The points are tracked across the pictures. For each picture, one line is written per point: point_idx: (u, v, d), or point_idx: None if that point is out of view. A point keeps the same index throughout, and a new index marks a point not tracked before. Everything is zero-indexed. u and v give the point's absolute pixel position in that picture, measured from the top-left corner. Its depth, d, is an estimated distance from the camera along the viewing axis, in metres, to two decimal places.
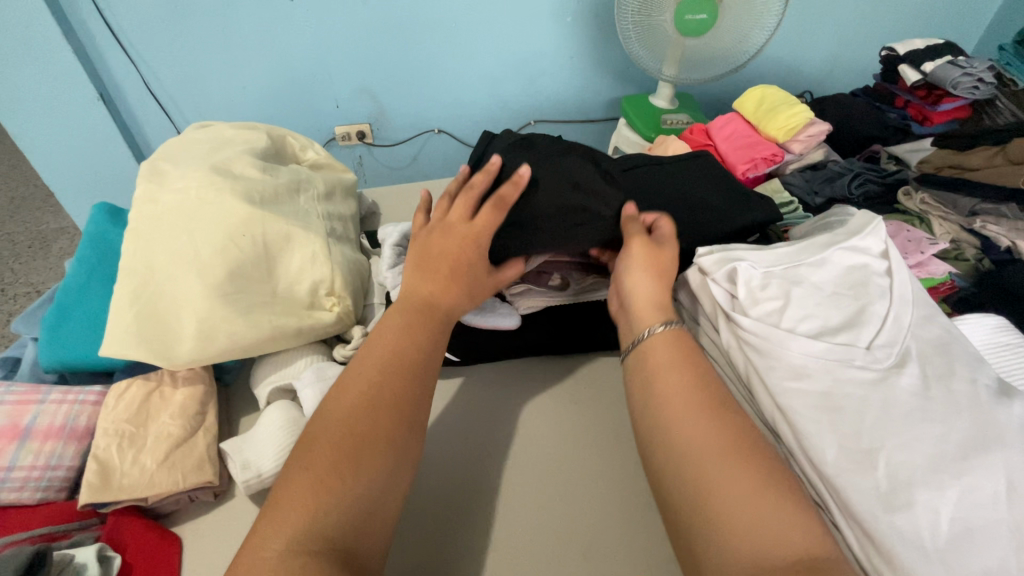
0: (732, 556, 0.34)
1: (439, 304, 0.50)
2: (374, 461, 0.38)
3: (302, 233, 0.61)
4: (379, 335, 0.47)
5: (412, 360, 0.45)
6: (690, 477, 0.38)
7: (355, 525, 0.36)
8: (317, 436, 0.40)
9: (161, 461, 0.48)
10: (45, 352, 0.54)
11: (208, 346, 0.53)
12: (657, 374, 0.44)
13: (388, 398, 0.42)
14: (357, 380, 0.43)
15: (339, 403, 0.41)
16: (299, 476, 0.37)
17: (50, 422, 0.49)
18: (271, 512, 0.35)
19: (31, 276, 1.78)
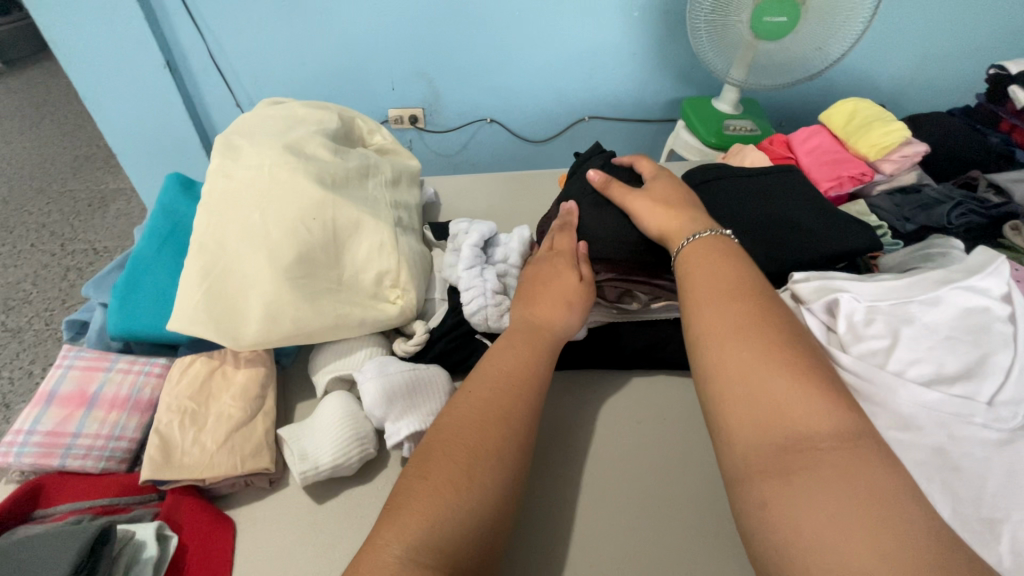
0: (740, 422, 0.36)
1: (550, 325, 0.51)
2: (486, 471, 0.38)
3: (371, 221, 0.59)
4: (490, 359, 0.47)
5: (525, 374, 0.46)
6: (710, 354, 0.40)
7: (468, 542, 0.35)
8: (435, 443, 0.40)
9: (221, 443, 0.47)
10: (112, 320, 0.54)
11: (271, 330, 0.52)
12: (692, 274, 0.47)
13: (500, 399, 0.43)
14: (474, 391, 0.43)
15: (459, 413, 0.42)
16: (419, 485, 0.37)
17: (116, 392, 0.50)
18: (390, 523, 0.35)
19: (89, 234, 1.84)
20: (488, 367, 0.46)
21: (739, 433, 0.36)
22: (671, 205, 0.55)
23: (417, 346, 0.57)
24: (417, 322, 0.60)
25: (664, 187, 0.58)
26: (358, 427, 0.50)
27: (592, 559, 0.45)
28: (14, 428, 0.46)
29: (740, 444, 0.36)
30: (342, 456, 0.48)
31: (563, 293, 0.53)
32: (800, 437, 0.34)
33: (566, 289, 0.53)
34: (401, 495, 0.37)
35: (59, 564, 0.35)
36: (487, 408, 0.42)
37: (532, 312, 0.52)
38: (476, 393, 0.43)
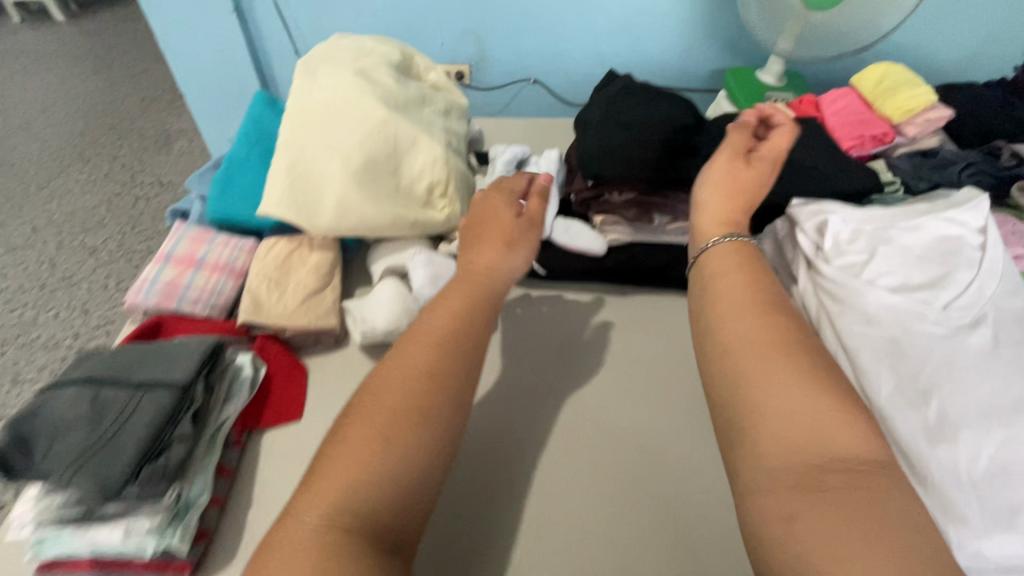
0: (773, 442, 0.37)
1: (486, 273, 0.50)
2: (409, 438, 0.38)
3: (426, 139, 0.68)
4: (421, 318, 0.46)
5: (455, 335, 0.44)
6: (728, 375, 0.41)
7: (386, 510, 0.36)
8: (353, 412, 0.40)
9: (299, 303, 0.58)
10: (212, 205, 0.65)
11: (341, 221, 0.62)
12: (717, 279, 0.47)
13: (420, 364, 0.42)
14: (405, 356, 0.42)
15: (386, 378, 0.41)
16: (334, 452, 0.37)
17: (218, 258, 0.61)
18: (303, 494, 0.36)
19: (155, 169, 2.01)
20: (422, 325, 0.45)
21: (769, 453, 0.36)
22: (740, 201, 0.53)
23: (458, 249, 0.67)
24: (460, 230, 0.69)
25: (756, 176, 0.54)
26: (407, 302, 0.60)
27: (591, 423, 0.56)
28: (143, 277, 0.59)
29: (773, 465, 0.36)
30: (393, 323, 0.59)
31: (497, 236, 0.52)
32: (835, 458, 0.36)
33: (501, 229, 0.53)
34: (319, 466, 0.37)
35: (198, 346, 0.48)
36: (406, 375, 0.41)
37: (469, 261, 0.51)
38: (396, 360, 0.42)
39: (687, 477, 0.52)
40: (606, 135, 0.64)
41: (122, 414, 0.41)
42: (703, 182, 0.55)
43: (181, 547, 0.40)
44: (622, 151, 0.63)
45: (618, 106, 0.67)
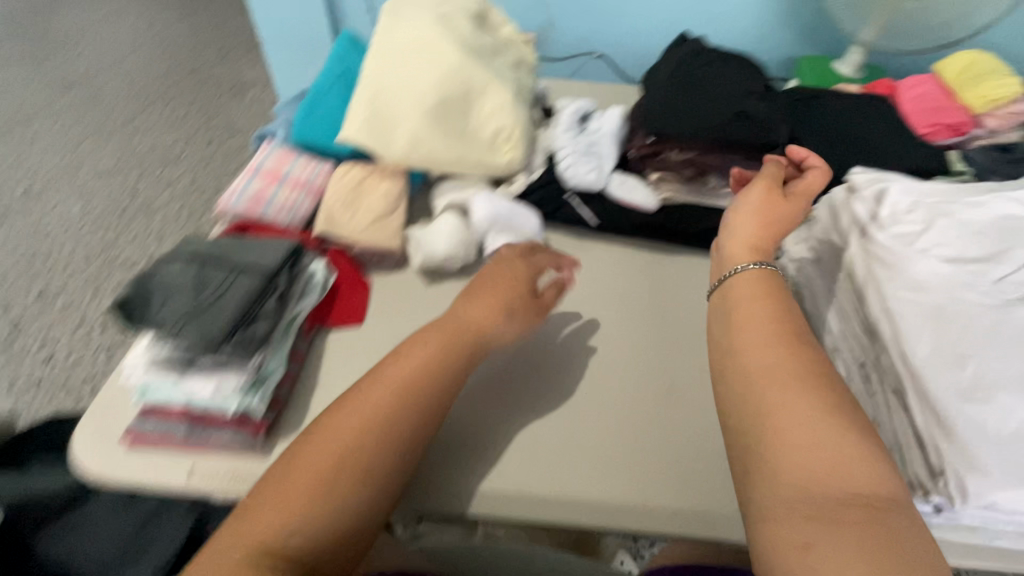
0: (788, 471, 0.38)
1: (473, 328, 0.49)
2: (349, 486, 0.40)
3: (497, 86, 0.71)
4: (390, 359, 0.47)
5: (422, 386, 0.45)
6: (750, 398, 0.42)
7: (311, 549, 0.38)
8: (297, 452, 0.41)
9: (367, 224, 0.63)
10: (295, 130, 0.71)
11: (413, 152, 0.67)
12: (736, 307, 0.47)
13: (374, 411, 0.43)
14: (366, 398, 0.44)
15: (342, 419, 0.43)
16: (273, 489, 0.40)
17: (300, 176, 0.67)
18: (234, 525, 0.38)
19: (228, 114, 2.12)
20: (391, 370, 0.46)
21: (784, 483, 0.38)
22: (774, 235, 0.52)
23: (515, 193, 0.71)
24: (519, 175, 0.73)
25: (794, 212, 0.53)
26: (464, 235, 0.64)
27: (625, 364, 0.58)
28: (235, 185, 0.65)
29: (777, 492, 0.38)
30: (448, 252, 0.62)
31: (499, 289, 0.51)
32: (849, 492, 0.37)
33: (498, 289, 0.51)
34: (251, 502, 0.39)
35: (281, 245, 0.53)
36: (356, 424, 0.42)
37: (464, 315, 0.50)
38: (353, 402, 0.44)
39: (710, 423, 0.54)
40: (672, 92, 0.68)
41: (221, 285, 0.47)
42: (736, 210, 0.54)
43: (254, 412, 0.47)
44: (685, 111, 0.66)
45: (690, 66, 0.71)
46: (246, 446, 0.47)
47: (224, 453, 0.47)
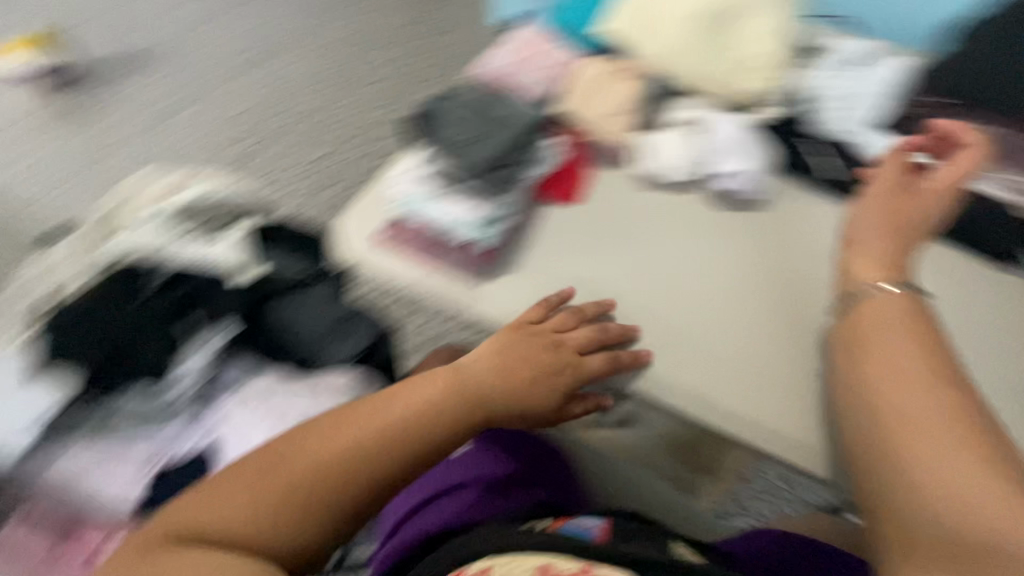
0: (931, 516, 0.39)
1: (457, 371, 0.52)
2: (322, 500, 0.44)
3: (771, 5, 0.68)
4: (400, 393, 0.50)
5: (419, 430, 0.48)
6: (880, 417, 0.44)
7: (260, 545, 0.42)
8: (268, 454, 0.46)
9: (600, 120, 0.66)
10: (557, 13, 0.76)
11: (664, 60, 0.70)
12: (866, 355, 0.48)
13: (349, 439, 0.46)
14: (358, 423, 0.48)
15: (335, 436, 0.47)
16: (244, 479, 0.44)
17: (550, 57, 0.72)
18: (203, 495, 0.44)
19: None
20: (399, 399, 0.50)
21: (925, 527, 0.39)
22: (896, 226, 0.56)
23: (754, 123, 0.66)
24: (765, 104, 0.68)
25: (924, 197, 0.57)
26: (690, 157, 0.64)
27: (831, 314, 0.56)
28: (497, 54, 0.74)
29: (926, 529, 0.38)
30: (671, 171, 0.63)
31: (523, 347, 0.53)
32: (994, 541, 0.35)
33: (503, 343, 0.54)
34: (201, 502, 0.44)
35: (528, 112, 0.63)
36: (339, 445, 0.46)
37: (483, 382, 0.51)
38: (328, 429, 0.47)
39: None
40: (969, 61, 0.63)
41: (479, 132, 0.60)
42: (861, 206, 0.58)
43: (483, 243, 0.56)
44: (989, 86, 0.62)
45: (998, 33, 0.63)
46: (466, 270, 0.56)
47: (448, 272, 0.56)
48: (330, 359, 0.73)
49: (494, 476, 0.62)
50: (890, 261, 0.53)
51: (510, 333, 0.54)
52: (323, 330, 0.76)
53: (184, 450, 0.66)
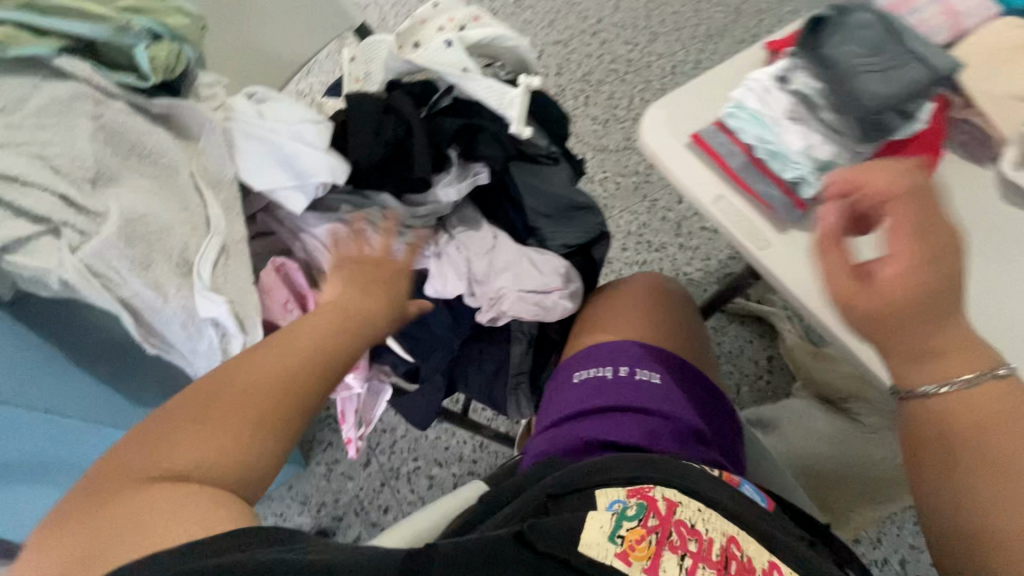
0: None
1: (344, 309, 0.56)
2: (269, 420, 0.46)
3: None
4: (310, 322, 0.53)
5: (337, 338, 0.53)
6: (978, 505, 0.46)
7: (237, 472, 0.43)
8: (177, 419, 0.44)
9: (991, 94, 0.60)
10: None
11: None
12: (963, 453, 0.47)
13: (269, 377, 0.47)
14: (262, 356, 0.49)
15: (246, 365, 0.48)
16: (174, 430, 0.44)
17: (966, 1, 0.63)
18: (132, 457, 0.42)
19: None
20: (297, 333, 0.51)
21: None
22: (922, 307, 0.46)
23: None
24: None
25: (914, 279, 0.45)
26: None
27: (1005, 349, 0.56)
28: None
29: None
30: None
31: (370, 283, 0.60)
32: None
33: (367, 284, 0.60)
34: (137, 445, 0.43)
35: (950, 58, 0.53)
36: (258, 377, 0.47)
37: (357, 303, 0.57)
38: (237, 373, 0.47)
39: None
40: None
41: (885, 65, 0.52)
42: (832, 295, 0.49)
43: (803, 193, 0.55)
44: None
45: None
46: (778, 207, 0.56)
47: (754, 199, 0.57)
48: (549, 242, 0.77)
49: (673, 419, 0.62)
50: (969, 348, 0.47)
51: (349, 275, 0.60)
52: (556, 211, 0.78)
53: None
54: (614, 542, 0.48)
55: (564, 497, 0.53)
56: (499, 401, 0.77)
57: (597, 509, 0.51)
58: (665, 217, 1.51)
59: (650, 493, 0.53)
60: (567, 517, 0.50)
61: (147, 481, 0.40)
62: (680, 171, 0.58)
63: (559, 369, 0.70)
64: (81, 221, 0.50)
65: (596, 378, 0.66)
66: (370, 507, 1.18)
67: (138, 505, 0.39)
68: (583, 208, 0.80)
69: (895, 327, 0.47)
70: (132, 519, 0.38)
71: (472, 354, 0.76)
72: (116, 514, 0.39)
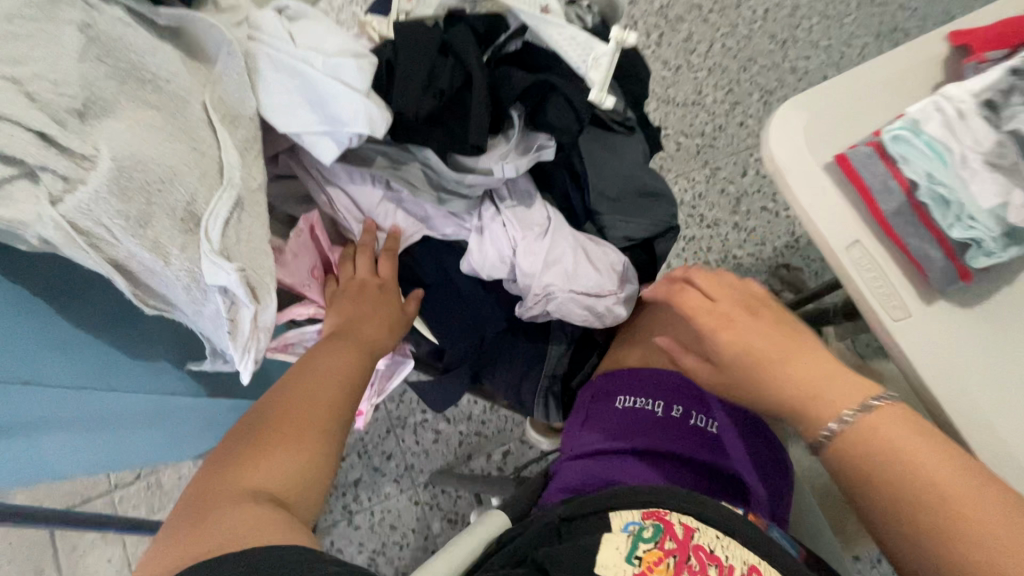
0: None
1: (360, 337, 0.60)
2: (320, 436, 0.47)
3: None
4: (329, 349, 0.56)
5: (356, 370, 0.55)
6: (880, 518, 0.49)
7: (303, 490, 0.43)
8: (241, 447, 0.44)
9: None
10: None
11: None
12: (856, 474, 0.49)
13: (327, 403, 0.50)
14: (299, 380, 0.51)
15: (287, 390, 0.49)
16: (241, 453, 0.44)
17: None
18: (208, 486, 0.41)
19: None
20: (320, 360, 0.54)
21: None
22: (771, 355, 0.54)
23: None
24: None
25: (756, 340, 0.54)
26: None
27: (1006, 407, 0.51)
28: None
29: None
30: None
31: (368, 305, 0.63)
32: None
33: (376, 310, 0.63)
34: (204, 479, 0.42)
35: None
36: (317, 400, 0.49)
37: (360, 324, 0.61)
38: (290, 397, 0.49)
39: None
40: None
41: None
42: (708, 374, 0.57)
43: (980, 263, 0.51)
44: None
45: None
46: (936, 275, 0.51)
47: (904, 254, 0.53)
48: (610, 231, 0.68)
49: (720, 463, 0.59)
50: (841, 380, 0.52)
51: (343, 301, 0.63)
52: (622, 196, 0.67)
53: (448, 233, 0.67)
54: (631, 563, 0.44)
55: (576, 519, 0.50)
56: (526, 401, 0.72)
57: (611, 530, 0.47)
58: (724, 191, 1.36)
59: (666, 514, 0.49)
60: (579, 540, 0.46)
61: (239, 498, 0.40)
62: (818, 206, 0.54)
63: (595, 393, 0.65)
64: (64, 165, 0.40)
65: (643, 412, 0.61)
66: (373, 451, 1.17)
67: (247, 519, 0.38)
68: (655, 195, 0.69)
69: (759, 377, 0.54)
70: (242, 533, 0.36)
71: (505, 351, 0.70)
72: (221, 534, 0.37)
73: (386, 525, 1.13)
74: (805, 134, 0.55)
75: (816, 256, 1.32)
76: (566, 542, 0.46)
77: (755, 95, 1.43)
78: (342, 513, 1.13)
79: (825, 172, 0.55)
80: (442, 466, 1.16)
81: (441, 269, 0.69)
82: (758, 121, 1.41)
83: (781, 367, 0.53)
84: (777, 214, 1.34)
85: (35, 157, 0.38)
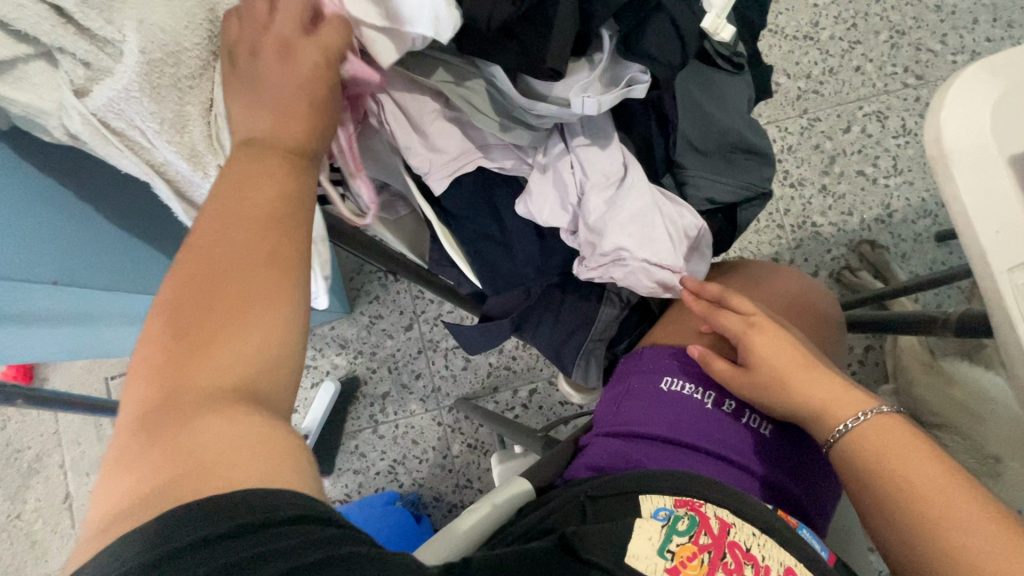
0: None
1: (280, 133, 0.39)
2: (275, 294, 0.35)
3: None
4: (253, 168, 0.38)
5: (299, 193, 0.38)
6: (871, 507, 0.48)
7: (270, 369, 0.34)
8: (184, 330, 0.33)
9: None
10: None
11: None
12: (856, 467, 0.49)
13: (272, 251, 0.36)
14: (228, 224, 0.36)
15: (224, 240, 0.35)
16: (175, 339, 0.33)
17: None
18: (150, 385, 0.32)
19: None
20: (244, 187, 0.37)
21: None
22: (800, 360, 0.54)
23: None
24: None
25: (784, 346, 0.55)
26: None
27: None
28: None
29: None
30: None
31: (300, 79, 0.39)
32: None
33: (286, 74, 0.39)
34: (151, 380, 0.32)
35: None
36: (254, 251, 0.35)
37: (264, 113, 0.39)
38: (214, 257, 0.35)
39: None
40: None
41: None
42: (735, 376, 0.55)
43: None
44: None
45: None
46: None
47: None
48: (690, 189, 0.59)
49: (752, 473, 0.55)
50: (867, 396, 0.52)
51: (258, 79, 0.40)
52: (714, 151, 0.58)
53: (506, 166, 0.59)
54: (663, 557, 0.41)
55: (603, 500, 0.46)
56: (566, 361, 0.70)
57: (643, 515, 0.44)
58: (819, 147, 1.19)
59: (701, 505, 0.45)
60: (610, 522, 0.43)
61: (205, 407, 0.31)
62: (987, 207, 0.43)
63: (635, 369, 0.61)
64: (84, 50, 0.35)
65: (688, 399, 0.57)
66: (403, 368, 1.18)
67: (217, 437, 0.30)
68: (750, 152, 0.60)
69: (777, 382, 0.53)
70: (223, 466, 0.29)
71: (552, 309, 0.67)
72: (214, 472, 0.29)
73: (408, 439, 1.17)
74: (993, 107, 0.44)
75: (909, 235, 1.17)
76: (595, 523, 0.43)
77: (882, 35, 1.20)
78: (368, 421, 1.18)
79: (1011, 164, 0.43)
80: (467, 393, 1.17)
81: (494, 208, 0.62)
82: (878, 67, 1.20)
83: (804, 373, 0.53)
84: (874, 181, 1.18)
85: (51, 37, 0.34)
